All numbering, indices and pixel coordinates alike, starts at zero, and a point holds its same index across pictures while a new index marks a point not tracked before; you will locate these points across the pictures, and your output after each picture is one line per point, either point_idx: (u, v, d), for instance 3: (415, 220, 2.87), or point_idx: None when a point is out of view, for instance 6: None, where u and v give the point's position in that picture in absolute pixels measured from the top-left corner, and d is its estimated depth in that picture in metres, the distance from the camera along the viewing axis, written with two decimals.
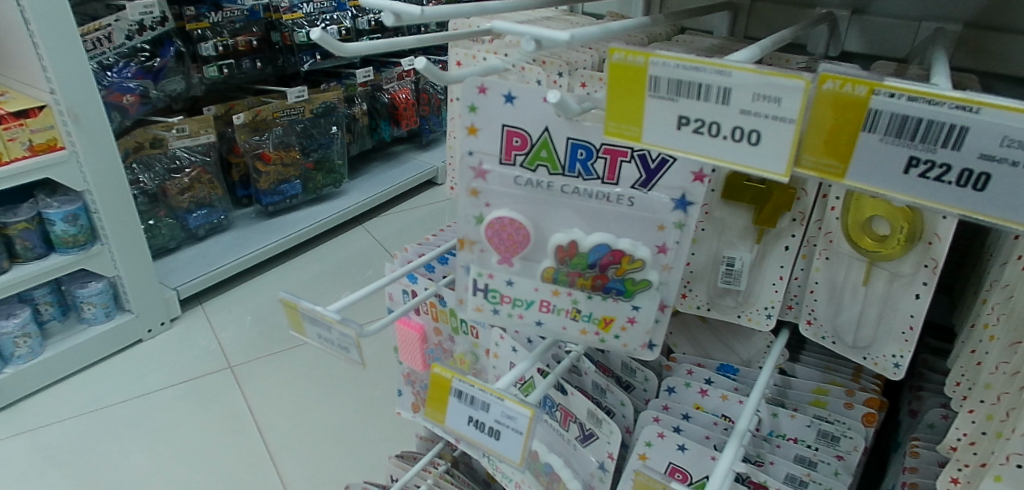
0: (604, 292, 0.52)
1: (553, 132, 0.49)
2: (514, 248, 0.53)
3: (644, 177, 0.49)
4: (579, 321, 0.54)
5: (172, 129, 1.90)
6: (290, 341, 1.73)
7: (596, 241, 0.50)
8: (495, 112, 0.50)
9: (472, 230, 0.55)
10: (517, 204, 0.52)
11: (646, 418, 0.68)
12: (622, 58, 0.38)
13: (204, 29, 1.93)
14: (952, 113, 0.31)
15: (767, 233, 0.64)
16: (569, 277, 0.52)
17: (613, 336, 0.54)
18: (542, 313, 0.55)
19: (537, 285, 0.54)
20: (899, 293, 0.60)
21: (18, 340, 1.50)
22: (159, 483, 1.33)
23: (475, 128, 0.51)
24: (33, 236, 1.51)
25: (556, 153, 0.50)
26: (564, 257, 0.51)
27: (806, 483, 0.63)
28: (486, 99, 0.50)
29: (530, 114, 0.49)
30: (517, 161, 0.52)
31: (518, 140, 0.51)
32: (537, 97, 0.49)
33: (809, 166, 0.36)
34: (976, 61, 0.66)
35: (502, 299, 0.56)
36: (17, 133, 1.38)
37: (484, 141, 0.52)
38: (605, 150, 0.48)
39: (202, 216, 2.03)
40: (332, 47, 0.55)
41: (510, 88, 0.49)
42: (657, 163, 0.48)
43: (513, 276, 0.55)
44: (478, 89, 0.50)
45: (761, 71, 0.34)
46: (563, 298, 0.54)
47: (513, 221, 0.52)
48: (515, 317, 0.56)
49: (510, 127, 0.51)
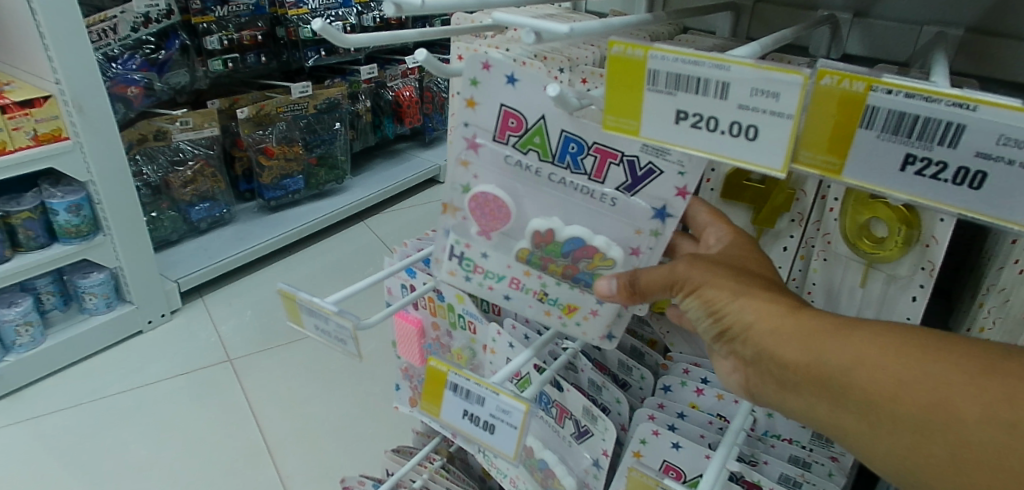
0: (574, 281, 0.54)
1: (550, 121, 0.49)
2: (494, 224, 0.54)
3: (630, 182, 0.49)
4: (545, 303, 0.57)
5: (176, 121, 1.89)
6: (290, 335, 1.74)
7: (572, 234, 0.51)
8: (496, 91, 0.50)
9: (457, 195, 0.56)
10: (504, 182, 0.53)
11: (642, 415, 0.68)
12: (621, 51, 0.38)
13: (210, 23, 1.93)
14: (948, 110, 0.31)
15: (766, 232, 0.67)
16: (541, 261, 0.54)
17: (575, 322, 0.57)
18: (511, 289, 0.58)
19: (511, 263, 0.56)
20: (897, 295, 0.61)
21: (20, 328, 1.50)
22: (156, 473, 1.33)
23: (474, 101, 0.51)
24: (36, 225, 1.51)
25: (549, 140, 0.49)
26: (540, 242, 0.53)
27: (801, 484, 0.63)
28: (488, 76, 0.49)
29: (528, 96, 0.49)
30: (510, 142, 0.51)
31: (514, 122, 0.50)
32: (536, 79, 0.48)
33: (807, 162, 0.36)
34: (976, 66, 0.66)
35: (475, 269, 0.58)
36: (21, 122, 1.38)
37: (481, 116, 0.51)
38: (596, 149, 0.48)
39: (205, 209, 2.04)
40: (335, 39, 0.55)
41: (514, 70, 0.48)
42: (644, 172, 0.48)
43: (489, 250, 0.57)
44: (482, 65, 0.49)
45: (760, 66, 0.34)
46: (532, 279, 0.56)
47: (496, 198, 0.53)
48: (486, 287, 0.59)
49: (510, 108, 0.50)
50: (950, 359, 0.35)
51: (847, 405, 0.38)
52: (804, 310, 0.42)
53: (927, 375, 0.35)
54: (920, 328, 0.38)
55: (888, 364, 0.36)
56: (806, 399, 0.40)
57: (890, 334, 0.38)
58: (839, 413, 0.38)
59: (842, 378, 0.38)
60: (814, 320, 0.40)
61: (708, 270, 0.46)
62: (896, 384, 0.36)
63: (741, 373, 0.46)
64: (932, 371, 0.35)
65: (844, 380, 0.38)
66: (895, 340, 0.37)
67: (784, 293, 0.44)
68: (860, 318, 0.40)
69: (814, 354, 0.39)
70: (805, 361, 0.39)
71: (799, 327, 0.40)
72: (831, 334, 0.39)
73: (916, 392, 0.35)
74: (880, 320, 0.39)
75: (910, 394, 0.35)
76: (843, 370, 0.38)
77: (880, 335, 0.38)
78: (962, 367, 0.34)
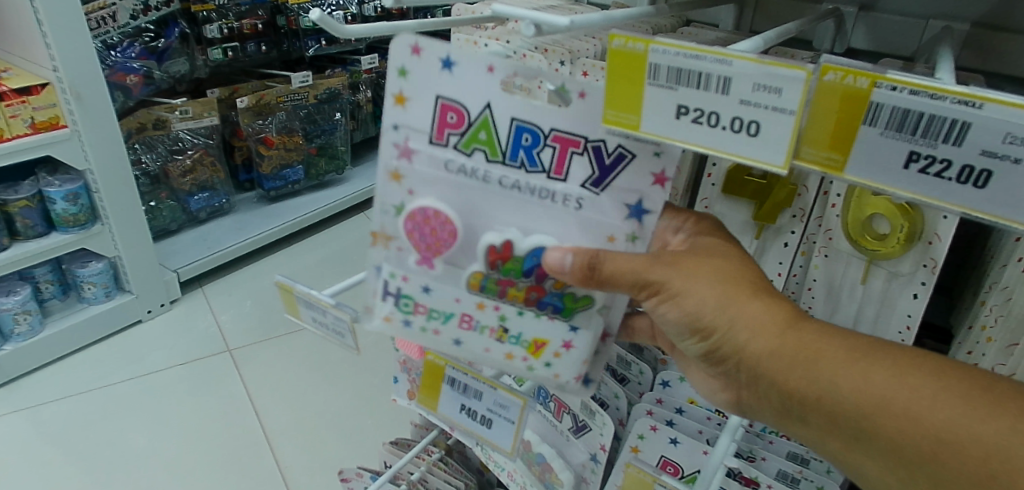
0: (540, 308, 0.51)
1: (496, 109, 0.46)
2: (437, 248, 0.51)
3: (598, 175, 0.46)
4: (506, 343, 0.53)
5: (175, 110, 1.87)
6: (289, 326, 1.74)
7: (534, 244, 0.48)
8: (431, 80, 0.47)
9: (392, 221, 0.53)
10: (446, 192, 0.50)
11: (640, 411, 0.68)
12: (622, 44, 0.38)
13: (210, 11, 1.91)
14: (954, 107, 0.30)
15: (768, 228, 0.67)
16: (500, 286, 0.51)
17: (546, 362, 0.53)
18: (463, 329, 0.54)
19: (461, 295, 0.52)
20: (898, 292, 0.61)
21: (18, 317, 1.50)
22: (155, 463, 1.34)
23: (403, 97, 0.48)
24: (34, 214, 1.50)
25: (496, 135, 0.47)
26: (496, 260, 0.49)
27: (798, 481, 0.63)
28: (419, 62, 0.47)
29: (465, 84, 0.46)
30: (450, 141, 0.48)
31: (454, 117, 0.47)
32: (476, 67, 0.46)
33: (810, 159, 0.35)
34: (981, 61, 0.65)
35: (416, 309, 0.54)
36: (18, 110, 1.37)
37: (413, 114, 0.49)
38: (555, 137, 0.46)
39: (204, 198, 2.03)
40: (333, 29, 0.55)
41: (449, 52, 0.46)
42: (613, 159, 0.46)
43: (432, 282, 0.53)
44: (412, 50, 0.47)
45: (762, 61, 0.33)
46: (488, 313, 0.52)
47: (438, 214, 0.50)
48: (432, 331, 0.55)
49: (447, 100, 0.47)
50: (967, 405, 0.38)
51: (867, 444, 0.41)
52: (809, 333, 0.44)
53: (961, 429, 0.38)
54: (932, 362, 0.41)
55: (916, 414, 0.39)
56: (816, 429, 0.44)
57: (902, 373, 0.40)
58: (851, 446, 0.42)
59: (856, 417, 0.41)
60: (830, 353, 0.43)
61: (692, 279, 0.46)
62: (928, 436, 0.39)
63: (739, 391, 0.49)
64: (951, 417, 0.38)
65: (858, 418, 0.41)
66: (919, 384, 0.40)
67: (777, 300, 0.46)
68: (873, 345, 0.42)
69: (824, 390, 0.42)
70: (816, 395, 0.43)
71: (814, 361, 0.43)
72: (847, 368, 0.42)
73: (941, 442, 0.38)
74: (893, 349, 0.42)
75: (931, 442, 0.38)
76: (857, 409, 0.41)
77: (903, 376, 0.40)
78: (980, 414, 0.38)
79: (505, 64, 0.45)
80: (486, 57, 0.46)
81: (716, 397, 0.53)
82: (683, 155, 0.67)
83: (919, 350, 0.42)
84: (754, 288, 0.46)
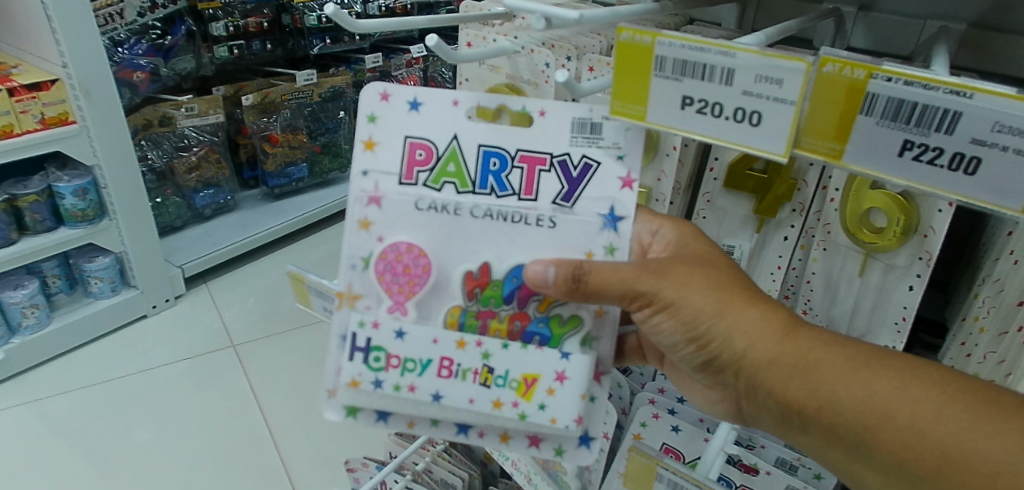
0: (526, 339, 0.52)
1: (463, 140, 0.53)
2: (410, 290, 0.52)
3: (567, 189, 0.53)
4: (494, 387, 0.52)
5: (181, 107, 1.89)
6: (292, 322, 1.75)
7: (511, 266, 0.52)
8: (398, 121, 0.54)
9: (358, 276, 0.54)
10: (417, 230, 0.53)
11: (643, 399, 0.71)
12: (630, 37, 0.40)
13: (216, 8, 1.92)
14: (945, 97, 0.32)
15: (768, 222, 0.68)
16: (479, 320, 0.52)
17: (539, 403, 0.51)
18: (442, 381, 0.52)
19: (438, 336, 0.52)
20: (894, 284, 0.63)
21: (26, 311, 1.52)
22: (161, 455, 1.35)
23: (372, 141, 0.54)
24: (43, 209, 1.52)
25: (465, 167, 0.53)
26: (474, 287, 0.52)
27: (797, 468, 0.66)
28: (389, 106, 0.54)
29: (432, 122, 0.53)
30: (420, 178, 0.53)
31: (422, 153, 0.53)
32: (440, 105, 0.53)
33: (808, 147, 0.37)
34: (978, 60, 0.67)
35: (388, 364, 0.52)
36: (29, 106, 1.39)
37: (381, 156, 0.54)
38: (522, 158, 0.53)
39: (209, 195, 2.05)
40: (347, 24, 0.56)
41: (414, 95, 0.53)
42: (579, 170, 0.52)
43: (405, 327, 0.52)
44: (381, 97, 0.54)
45: (764, 53, 0.35)
46: (471, 352, 0.52)
47: (411, 248, 0.52)
48: (407, 388, 0.52)
49: (416, 139, 0.53)
50: (962, 416, 0.42)
51: (866, 455, 0.45)
52: (809, 343, 0.49)
53: (966, 445, 0.41)
54: (932, 376, 0.44)
55: (922, 428, 0.43)
56: (818, 440, 0.48)
57: (902, 388, 0.44)
58: (851, 456, 0.46)
59: (855, 427, 0.45)
60: (831, 365, 0.47)
61: (684, 288, 0.51)
62: (934, 451, 0.42)
63: (741, 400, 0.54)
64: (949, 430, 0.42)
65: (857, 428, 0.45)
66: (924, 398, 0.43)
67: (775, 309, 0.51)
68: (876, 357, 0.46)
69: (824, 402, 0.47)
70: (815, 405, 0.47)
71: (818, 372, 0.47)
72: (851, 381, 0.46)
73: (940, 453, 0.42)
74: (891, 359, 0.46)
75: (931, 453, 0.42)
76: (855, 419, 0.45)
77: (907, 390, 0.44)
78: (978, 426, 0.41)
79: (468, 97, 0.53)
80: (450, 94, 0.53)
81: (720, 405, 0.58)
82: (687, 149, 0.68)
83: (921, 362, 0.46)
84: (746, 298, 0.52)
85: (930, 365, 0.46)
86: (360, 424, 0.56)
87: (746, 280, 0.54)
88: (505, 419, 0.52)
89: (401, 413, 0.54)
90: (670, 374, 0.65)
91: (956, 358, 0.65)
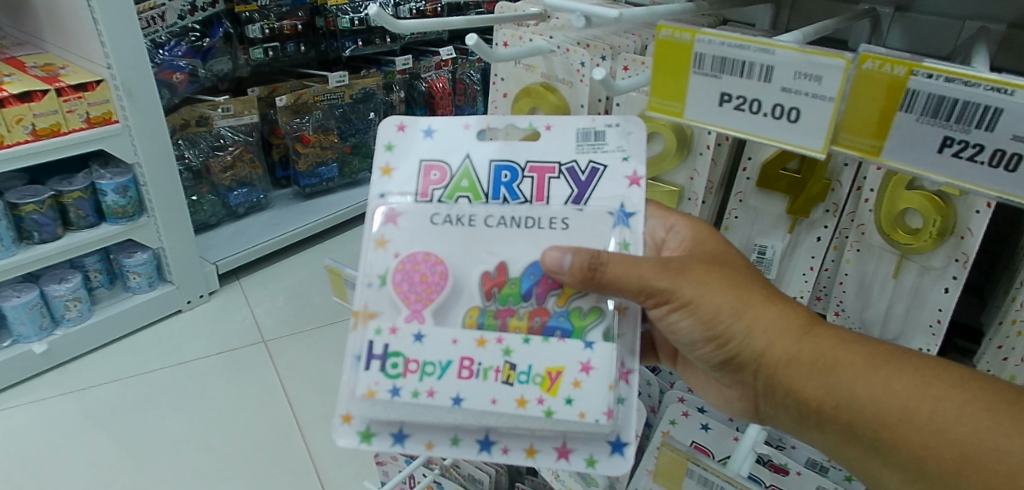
0: (548, 332, 0.52)
1: (475, 159, 0.57)
2: (427, 294, 0.53)
3: (577, 191, 0.56)
4: (517, 384, 0.50)
5: (218, 108, 1.94)
6: (321, 319, 1.79)
7: (528, 263, 0.53)
8: (413, 146, 0.59)
9: (375, 295, 0.54)
10: (434, 243, 0.54)
11: (672, 398, 0.71)
12: (669, 34, 0.42)
13: (252, 12, 1.97)
14: (986, 94, 0.33)
15: (801, 222, 0.68)
16: (497, 318, 0.52)
17: (565, 397, 0.50)
18: (461, 380, 0.51)
19: (457, 335, 0.52)
20: (929, 286, 0.62)
21: (69, 303, 1.58)
22: (193, 446, 1.39)
23: (389, 167, 0.58)
24: (86, 205, 1.57)
25: (477, 181, 0.57)
26: (492, 287, 0.53)
27: (827, 469, 0.66)
28: (405, 135, 0.59)
29: (445, 145, 0.58)
30: (435, 195, 0.57)
31: (437, 174, 0.57)
32: (453, 131, 0.59)
33: (845, 144, 0.39)
34: (1017, 62, 0.65)
35: (406, 369, 0.51)
36: (76, 105, 1.44)
37: (397, 180, 0.58)
38: (532, 168, 0.57)
39: (243, 194, 2.10)
40: (389, 24, 0.58)
41: (428, 124, 0.59)
42: (586, 174, 0.56)
43: (423, 330, 0.52)
44: (398, 129, 0.59)
45: (804, 50, 0.38)
46: (491, 350, 0.51)
47: (427, 258, 0.54)
48: (427, 393, 0.51)
49: (430, 162, 0.58)
50: (982, 415, 0.42)
51: (887, 455, 0.45)
52: (826, 340, 0.49)
53: (987, 443, 0.41)
54: (950, 374, 0.45)
55: (940, 427, 0.43)
56: (837, 439, 0.48)
57: (920, 387, 0.44)
58: (872, 455, 0.46)
59: (875, 426, 0.45)
60: (849, 366, 0.47)
61: (703, 288, 0.52)
62: (953, 450, 0.42)
63: (761, 400, 0.54)
64: (968, 430, 0.42)
65: (877, 427, 0.45)
66: (943, 397, 0.44)
67: (791, 308, 0.52)
68: (895, 356, 0.47)
69: (843, 401, 0.47)
70: (834, 404, 0.47)
71: (837, 371, 0.48)
72: (869, 380, 0.46)
73: (958, 452, 0.42)
74: (907, 356, 0.47)
75: (951, 452, 0.42)
76: (876, 418, 0.45)
77: (927, 389, 0.44)
78: (998, 427, 0.41)
79: (478, 122, 0.59)
80: (460, 120, 0.59)
81: (736, 405, 0.59)
82: (720, 148, 0.68)
83: (943, 363, 0.46)
84: (762, 297, 0.52)
85: (948, 364, 0.46)
86: (376, 449, 0.54)
87: (761, 278, 0.55)
88: (531, 418, 0.50)
89: (421, 421, 0.52)
90: (683, 372, 0.66)
91: (992, 361, 0.64)
